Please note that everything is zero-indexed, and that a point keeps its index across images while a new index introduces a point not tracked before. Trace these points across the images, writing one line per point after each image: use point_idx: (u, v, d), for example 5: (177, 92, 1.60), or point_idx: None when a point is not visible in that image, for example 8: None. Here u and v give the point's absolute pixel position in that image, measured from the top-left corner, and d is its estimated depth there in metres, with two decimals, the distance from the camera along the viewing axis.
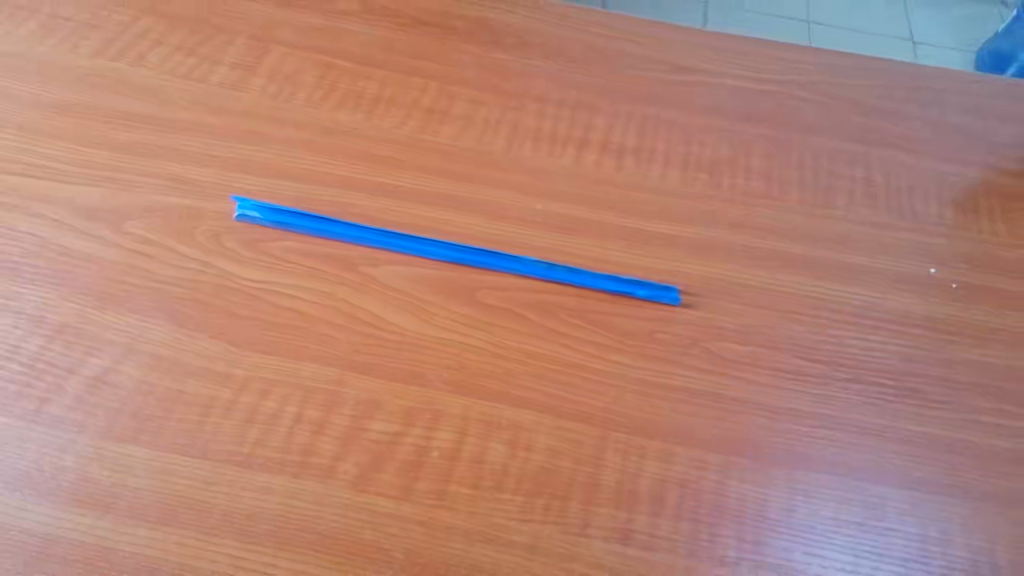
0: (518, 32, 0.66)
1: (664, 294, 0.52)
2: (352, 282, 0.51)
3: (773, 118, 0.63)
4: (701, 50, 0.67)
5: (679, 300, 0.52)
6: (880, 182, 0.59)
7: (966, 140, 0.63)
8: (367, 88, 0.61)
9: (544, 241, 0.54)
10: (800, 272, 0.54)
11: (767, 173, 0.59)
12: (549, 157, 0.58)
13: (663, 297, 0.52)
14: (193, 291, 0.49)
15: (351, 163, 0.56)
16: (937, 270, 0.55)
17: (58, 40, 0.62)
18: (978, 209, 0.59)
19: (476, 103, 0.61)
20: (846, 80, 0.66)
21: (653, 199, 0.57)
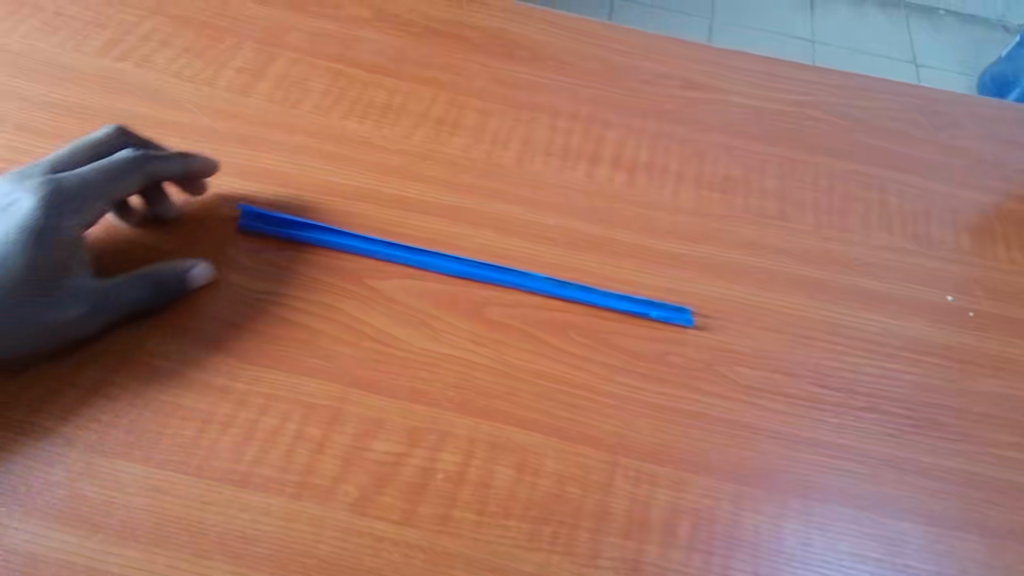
0: (530, 44, 0.65)
1: (678, 315, 0.51)
2: (358, 296, 0.49)
3: (786, 137, 0.62)
4: (714, 68, 0.66)
5: (693, 322, 0.50)
6: (895, 205, 0.59)
7: (978, 165, 0.62)
8: (376, 96, 0.60)
9: (555, 258, 0.52)
10: (814, 296, 0.53)
11: (780, 193, 0.58)
12: (561, 171, 0.57)
13: (676, 320, 0.50)
14: (192, 302, 0.48)
15: (358, 173, 0.55)
16: (953, 298, 0.54)
17: (61, 40, 0.61)
18: (993, 235, 0.58)
19: (487, 114, 0.60)
20: (859, 101, 0.65)
21: (665, 217, 0.56)
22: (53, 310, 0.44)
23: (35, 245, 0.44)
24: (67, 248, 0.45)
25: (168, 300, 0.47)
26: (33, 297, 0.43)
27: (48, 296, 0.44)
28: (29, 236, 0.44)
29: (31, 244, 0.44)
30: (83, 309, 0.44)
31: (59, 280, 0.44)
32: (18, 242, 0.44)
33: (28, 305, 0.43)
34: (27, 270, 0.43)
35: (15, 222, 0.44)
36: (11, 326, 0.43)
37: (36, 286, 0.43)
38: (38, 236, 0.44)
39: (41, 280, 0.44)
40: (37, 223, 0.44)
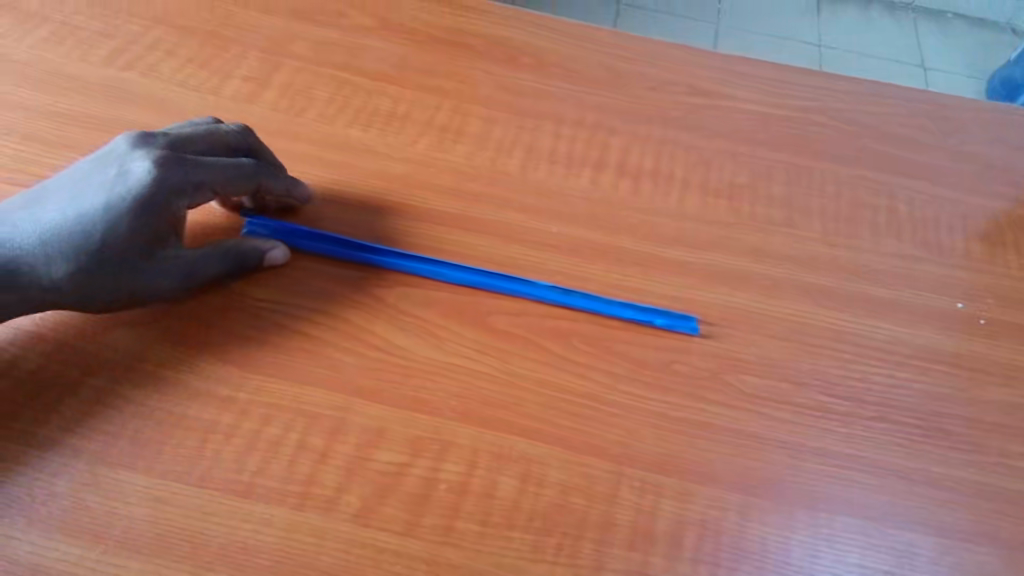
0: (535, 51, 0.65)
1: (684, 325, 0.50)
2: (361, 304, 0.49)
3: (793, 144, 0.61)
4: (719, 74, 0.66)
5: (699, 333, 0.50)
6: (903, 212, 0.58)
7: (988, 171, 0.61)
8: (380, 105, 0.60)
9: (559, 266, 0.52)
10: (821, 304, 0.52)
11: (787, 200, 0.58)
12: (565, 179, 0.57)
13: (682, 330, 0.50)
14: (197, 312, 0.48)
15: (362, 182, 0.55)
16: (963, 305, 0.53)
17: (68, 50, 0.61)
18: (1003, 242, 0.57)
19: (491, 122, 0.60)
20: (866, 106, 0.65)
21: (670, 224, 0.55)
22: (146, 277, 0.46)
23: (142, 216, 0.46)
24: (169, 223, 0.47)
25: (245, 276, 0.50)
26: (130, 260, 0.46)
27: (144, 261, 0.46)
28: (137, 206, 0.46)
29: (138, 213, 0.46)
30: (174, 279, 0.47)
31: (157, 248, 0.46)
32: (128, 207, 0.46)
33: (124, 267, 0.45)
34: (129, 234, 0.46)
35: (128, 188, 0.46)
36: (101, 283, 0.45)
37: (135, 251, 0.46)
38: (145, 208, 0.46)
39: (141, 247, 0.46)
40: (147, 193, 0.46)
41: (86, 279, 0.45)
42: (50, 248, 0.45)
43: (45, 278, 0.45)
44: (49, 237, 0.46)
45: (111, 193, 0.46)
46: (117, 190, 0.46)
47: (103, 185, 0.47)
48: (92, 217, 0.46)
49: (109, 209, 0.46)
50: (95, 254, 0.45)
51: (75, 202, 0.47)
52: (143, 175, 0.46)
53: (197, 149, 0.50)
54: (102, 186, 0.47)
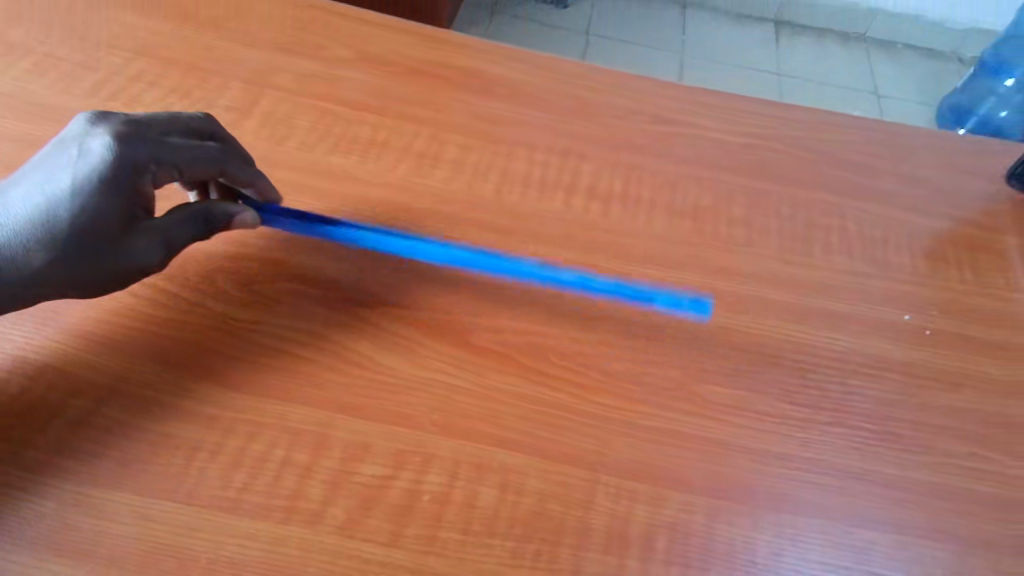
0: (508, 82, 0.69)
1: (697, 306, 0.54)
2: (343, 324, 0.51)
3: (751, 168, 0.65)
4: (682, 103, 0.70)
5: (710, 323, 0.54)
6: (854, 230, 0.62)
7: (930, 192, 0.66)
8: (360, 133, 0.62)
9: (533, 285, 0.55)
10: (780, 318, 0.55)
11: (747, 220, 0.61)
12: (538, 202, 0.60)
13: (694, 314, 0.54)
14: (182, 333, 0.49)
15: (343, 207, 0.57)
16: (910, 317, 0.57)
17: (52, 81, 0.62)
18: (945, 258, 0.61)
19: (467, 149, 0.63)
20: (818, 133, 0.69)
21: (638, 244, 0.58)
22: (124, 252, 0.47)
23: (112, 194, 0.47)
24: (138, 200, 0.48)
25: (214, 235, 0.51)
26: (104, 237, 0.46)
27: (119, 237, 0.47)
28: (105, 187, 0.47)
29: (107, 193, 0.47)
30: (152, 249, 0.48)
31: (129, 224, 0.47)
32: (95, 189, 0.46)
33: (101, 244, 0.46)
34: (101, 213, 0.46)
35: (92, 169, 0.47)
36: (81, 264, 0.46)
37: (110, 228, 0.47)
38: (113, 188, 0.47)
39: (113, 224, 0.47)
40: (114, 172, 0.47)
41: (65, 263, 0.46)
42: (24, 235, 0.46)
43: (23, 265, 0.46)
44: (20, 225, 0.46)
45: (77, 174, 0.47)
46: (81, 173, 0.47)
47: (66, 166, 0.47)
48: (61, 202, 0.46)
49: (77, 192, 0.46)
50: (70, 236, 0.46)
51: (41, 187, 0.47)
52: (107, 155, 0.47)
53: (158, 127, 0.51)
54: (67, 168, 0.47)
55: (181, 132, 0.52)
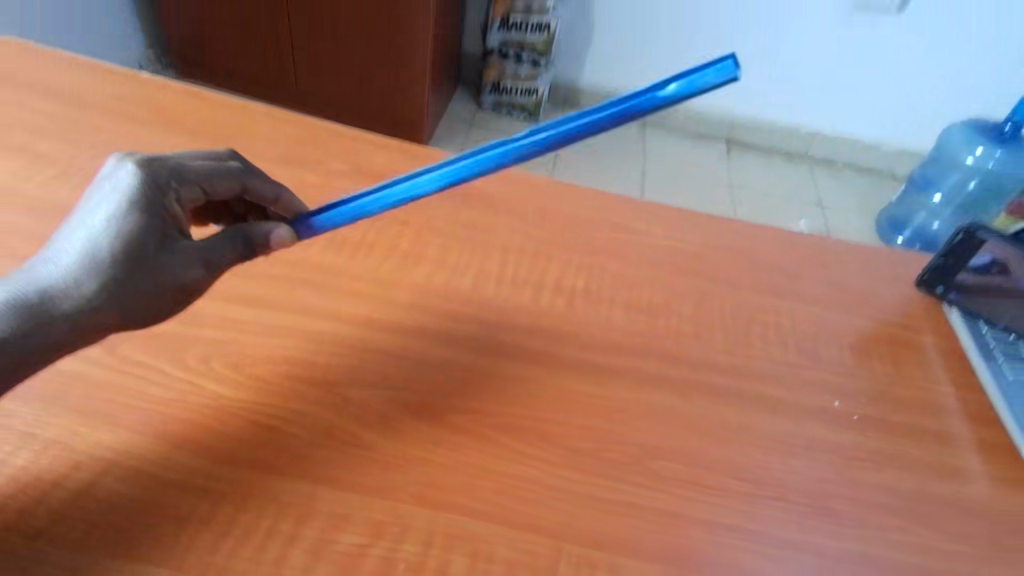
0: (484, 192, 0.78)
1: (719, 68, 0.42)
2: (330, 404, 0.56)
3: (697, 270, 0.74)
4: (636, 213, 0.80)
5: (743, 76, 0.42)
6: (787, 325, 0.70)
7: (852, 293, 0.75)
8: (351, 233, 0.70)
9: (504, 370, 0.61)
10: (724, 402, 0.62)
11: (694, 315, 0.69)
12: (510, 297, 0.67)
13: (720, 75, 0.42)
14: (180, 411, 0.54)
15: (333, 299, 0.64)
16: (839, 402, 0.64)
17: (72, 185, 0.69)
18: (867, 350, 0.70)
19: (447, 249, 0.71)
20: (753, 241, 0.79)
21: (598, 334, 0.66)
22: (166, 270, 0.47)
23: (148, 215, 0.47)
24: (173, 219, 0.49)
25: (251, 258, 0.54)
26: (148, 256, 0.47)
27: (161, 255, 0.47)
28: (143, 208, 0.47)
29: (147, 213, 0.47)
30: (192, 264, 0.49)
31: (166, 242, 0.48)
32: (129, 210, 0.47)
33: (145, 264, 0.46)
34: (140, 233, 0.46)
35: (128, 194, 0.47)
36: (126, 281, 0.46)
37: (151, 246, 0.47)
38: (151, 209, 0.47)
39: (153, 241, 0.47)
40: (146, 193, 0.48)
41: (110, 284, 0.45)
42: (69, 266, 0.45)
43: (70, 297, 0.44)
44: (62, 260, 0.45)
45: (108, 204, 0.47)
46: (115, 200, 0.47)
47: (96, 202, 0.47)
48: (103, 229, 0.46)
49: (113, 216, 0.46)
50: (113, 256, 0.45)
51: (76, 228, 0.46)
52: (139, 181, 0.48)
53: (177, 157, 0.53)
54: (97, 203, 0.47)
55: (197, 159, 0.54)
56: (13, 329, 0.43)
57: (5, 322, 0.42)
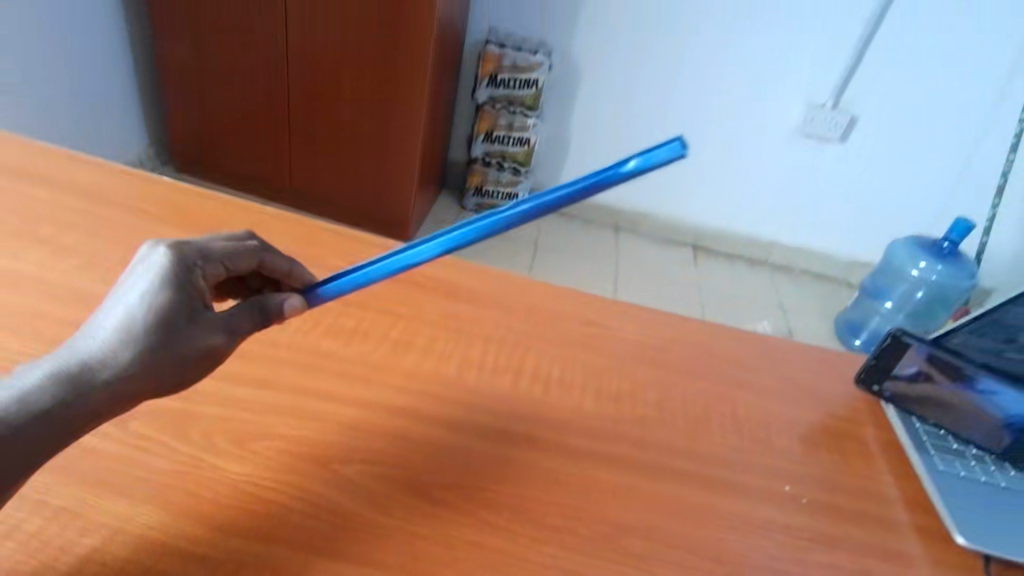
0: (469, 287, 0.86)
1: (669, 149, 0.50)
2: (325, 478, 0.61)
3: (662, 363, 0.82)
4: (606, 311, 0.88)
5: (690, 155, 0.50)
6: (743, 415, 0.77)
7: (801, 386, 0.83)
8: (348, 322, 0.77)
9: (485, 451, 0.66)
10: (686, 483, 0.68)
11: (658, 404, 0.76)
12: (492, 383, 0.74)
13: (669, 152, 0.50)
14: (184, 482, 0.58)
15: (330, 381, 0.70)
16: (791, 486, 0.70)
17: (93, 275, 0.76)
18: (816, 439, 0.77)
19: (435, 338, 0.78)
20: (712, 338, 0.88)
21: (571, 420, 0.72)
22: (193, 338, 0.53)
23: (178, 291, 0.53)
24: (199, 293, 0.55)
25: (268, 324, 0.61)
26: (178, 326, 0.53)
27: (189, 325, 0.53)
28: (173, 285, 0.53)
29: (177, 289, 0.53)
30: (215, 332, 0.55)
31: (193, 314, 0.54)
32: (161, 285, 0.52)
33: (175, 333, 0.52)
34: (171, 306, 0.52)
35: (159, 273, 0.53)
36: (159, 348, 0.51)
37: (180, 317, 0.53)
38: (180, 285, 0.54)
39: (183, 314, 0.53)
40: (176, 272, 0.54)
41: (145, 351, 0.50)
42: (107, 339, 0.50)
43: (108, 366, 0.49)
44: (100, 335, 0.50)
45: (141, 282, 0.52)
46: (147, 278, 0.52)
47: (129, 282, 0.53)
48: (137, 304, 0.51)
49: (146, 291, 0.52)
50: (148, 327, 0.51)
51: (110, 305, 0.52)
52: (168, 261, 0.54)
53: (200, 239, 0.60)
54: (130, 282, 0.53)
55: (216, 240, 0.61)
56: (57, 398, 0.47)
57: (50, 391, 0.47)
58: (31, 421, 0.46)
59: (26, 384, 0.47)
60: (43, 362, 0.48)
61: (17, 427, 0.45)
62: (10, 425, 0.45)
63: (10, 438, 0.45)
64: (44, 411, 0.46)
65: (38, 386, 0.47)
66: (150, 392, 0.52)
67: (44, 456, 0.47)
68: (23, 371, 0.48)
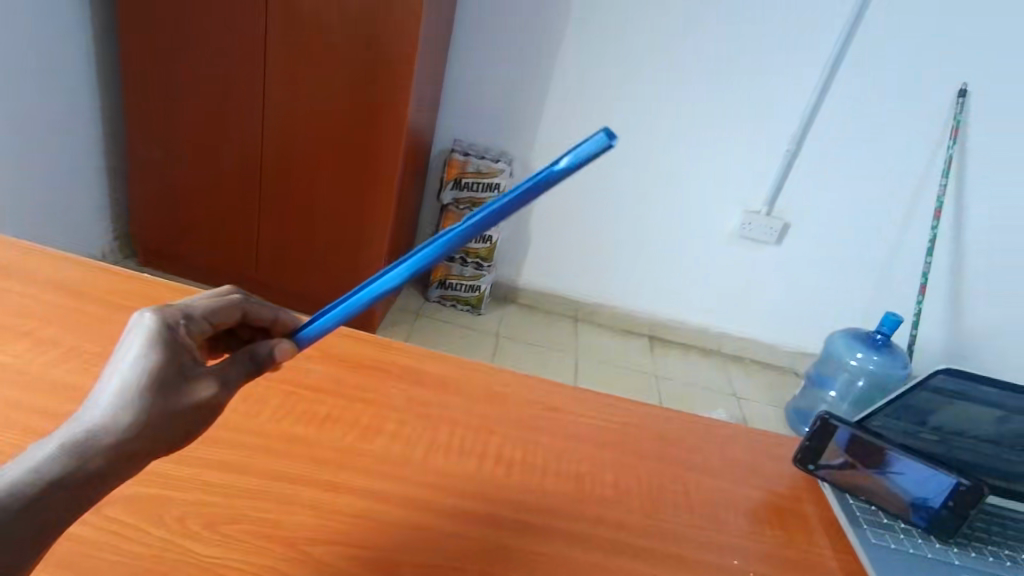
0: (435, 374, 0.91)
1: (596, 141, 0.49)
2: (295, 559, 0.63)
3: (616, 445, 0.87)
4: (564, 396, 0.94)
5: (616, 143, 0.49)
6: (692, 493, 0.83)
7: (745, 467, 0.90)
8: (320, 408, 0.81)
9: (450, 530, 0.70)
10: (640, 559, 0.72)
11: (613, 484, 0.81)
12: (457, 466, 0.78)
13: (597, 144, 0.49)
14: (156, 566, 0.59)
15: (302, 464, 0.73)
16: (736, 561, 0.75)
17: (72, 365, 0.79)
18: (759, 516, 0.82)
19: (402, 422, 0.82)
20: (662, 422, 0.94)
21: (531, 500, 0.76)
22: (190, 395, 0.56)
23: (170, 350, 0.56)
24: (187, 348, 0.58)
25: (262, 372, 0.63)
26: (172, 382, 0.55)
27: (183, 381, 0.56)
28: (164, 344, 0.56)
29: (166, 346, 0.56)
30: (207, 384, 0.58)
31: (187, 371, 0.57)
32: (154, 347, 0.55)
33: (170, 389, 0.55)
34: (165, 365, 0.55)
35: (147, 333, 0.56)
36: (159, 405, 0.54)
37: (173, 373, 0.55)
38: (169, 343, 0.56)
39: (174, 369, 0.56)
40: (167, 333, 0.57)
41: (146, 409, 0.53)
42: (108, 406, 0.52)
43: (111, 428, 0.51)
44: (101, 403, 0.52)
45: (133, 347, 0.55)
46: (138, 342, 0.55)
47: (120, 351, 0.55)
48: (132, 369, 0.54)
49: (140, 354, 0.54)
50: (147, 387, 0.53)
51: (106, 375, 0.54)
52: (156, 319, 0.57)
53: (183, 300, 0.63)
54: (122, 350, 0.55)
55: (199, 298, 0.64)
56: (68, 466, 0.48)
57: (59, 463, 0.48)
58: (46, 490, 0.47)
59: (34, 458, 0.48)
60: (49, 438, 0.49)
61: (32, 499, 0.46)
62: (26, 498, 0.46)
63: (24, 513, 0.46)
64: (57, 479, 0.47)
65: (47, 460, 0.48)
66: (155, 450, 0.54)
67: (58, 528, 0.47)
68: (31, 449, 0.49)
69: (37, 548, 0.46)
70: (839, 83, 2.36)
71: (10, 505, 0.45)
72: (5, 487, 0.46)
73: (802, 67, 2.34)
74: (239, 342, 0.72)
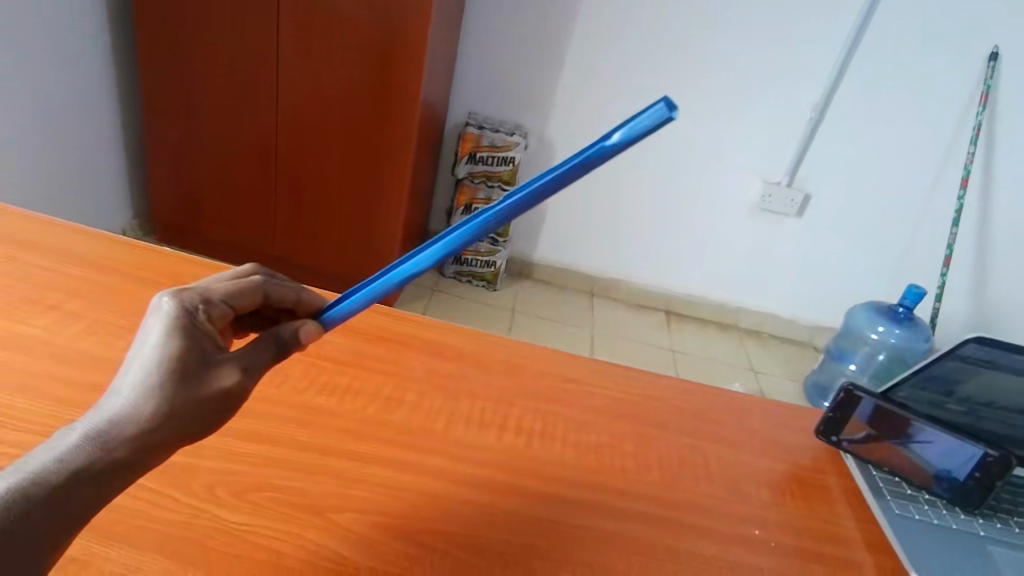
0: (455, 347, 0.92)
1: (655, 113, 0.47)
2: (321, 525, 0.64)
3: (636, 416, 0.87)
4: (584, 368, 0.94)
5: (679, 114, 0.47)
6: (714, 464, 0.82)
7: (767, 438, 0.89)
8: (341, 380, 0.81)
9: (472, 499, 0.70)
10: (661, 528, 0.72)
11: (634, 454, 0.81)
12: (478, 436, 0.78)
13: (657, 116, 0.47)
14: (186, 532, 0.60)
15: (325, 435, 0.74)
16: (759, 531, 0.75)
17: (99, 337, 0.79)
18: (781, 486, 0.82)
19: (424, 394, 0.82)
20: (683, 394, 0.93)
21: (552, 470, 0.76)
22: (212, 382, 0.54)
23: (189, 338, 0.54)
24: (208, 334, 0.56)
25: (288, 356, 0.62)
26: (194, 369, 0.53)
27: (203, 370, 0.54)
28: (182, 331, 0.54)
29: (186, 333, 0.54)
30: (230, 371, 0.55)
31: (207, 359, 0.55)
32: (172, 335, 0.54)
33: (191, 377, 0.53)
34: (184, 354, 0.53)
35: (166, 320, 0.54)
36: (181, 394, 0.52)
37: (194, 361, 0.54)
38: (189, 329, 0.55)
39: (196, 357, 0.54)
40: (184, 321, 0.55)
41: (167, 399, 0.51)
42: (130, 396, 0.50)
43: (134, 417, 0.50)
44: (124, 392, 0.51)
45: (153, 335, 0.54)
46: (157, 330, 0.54)
47: (141, 338, 0.54)
48: (151, 357, 0.52)
49: (159, 343, 0.53)
50: (167, 377, 0.52)
51: (127, 364, 0.52)
52: (175, 305, 0.55)
53: (203, 284, 0.61)
54: (141, 338, 0.54)
55: (220, 282, 0.63)
56: (89, 455, 0.47)
57: (83, 453, 0.47)
58: (67, 479, 0.46)
59: (57, 446, 0.47)
60: (73, 428, 0.49)
61: (55, 487, 0.45)
62: (47, 487, 0.45)
63: (50, 504, 0.45)
64: (79, 468, 0.46)
65: (71, 451, 0.47)
66: (181, 438, 0.52)
67: (85, 517, 0.46)
68: (54, 438, 0.48)
69: (61, 538, 0.45)
70: (863, 51, 2.30)
71: (35, 495, 0.44)
72: (28, 475, 0.45)
73: (825, 34, 2.28)
74: (263, 322, 0.70)
